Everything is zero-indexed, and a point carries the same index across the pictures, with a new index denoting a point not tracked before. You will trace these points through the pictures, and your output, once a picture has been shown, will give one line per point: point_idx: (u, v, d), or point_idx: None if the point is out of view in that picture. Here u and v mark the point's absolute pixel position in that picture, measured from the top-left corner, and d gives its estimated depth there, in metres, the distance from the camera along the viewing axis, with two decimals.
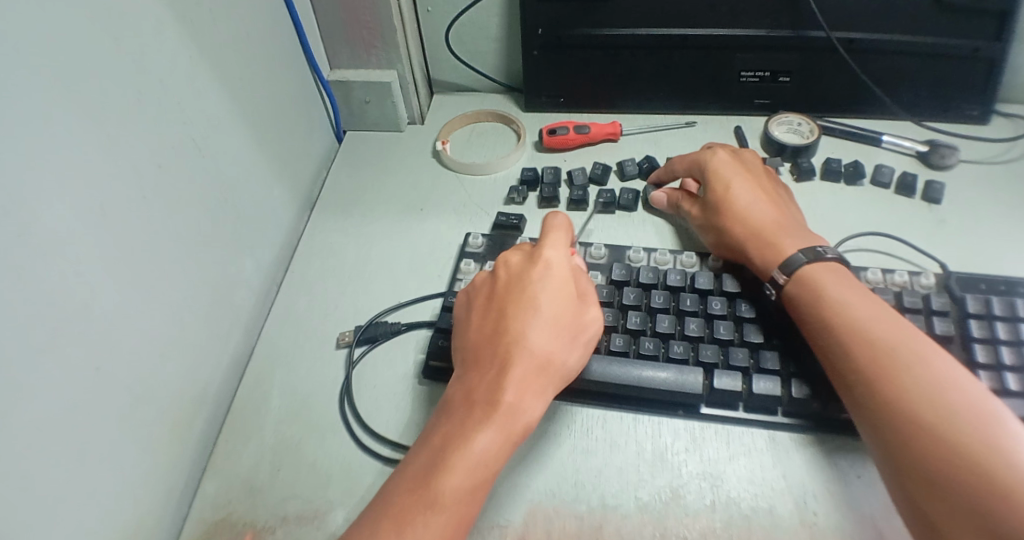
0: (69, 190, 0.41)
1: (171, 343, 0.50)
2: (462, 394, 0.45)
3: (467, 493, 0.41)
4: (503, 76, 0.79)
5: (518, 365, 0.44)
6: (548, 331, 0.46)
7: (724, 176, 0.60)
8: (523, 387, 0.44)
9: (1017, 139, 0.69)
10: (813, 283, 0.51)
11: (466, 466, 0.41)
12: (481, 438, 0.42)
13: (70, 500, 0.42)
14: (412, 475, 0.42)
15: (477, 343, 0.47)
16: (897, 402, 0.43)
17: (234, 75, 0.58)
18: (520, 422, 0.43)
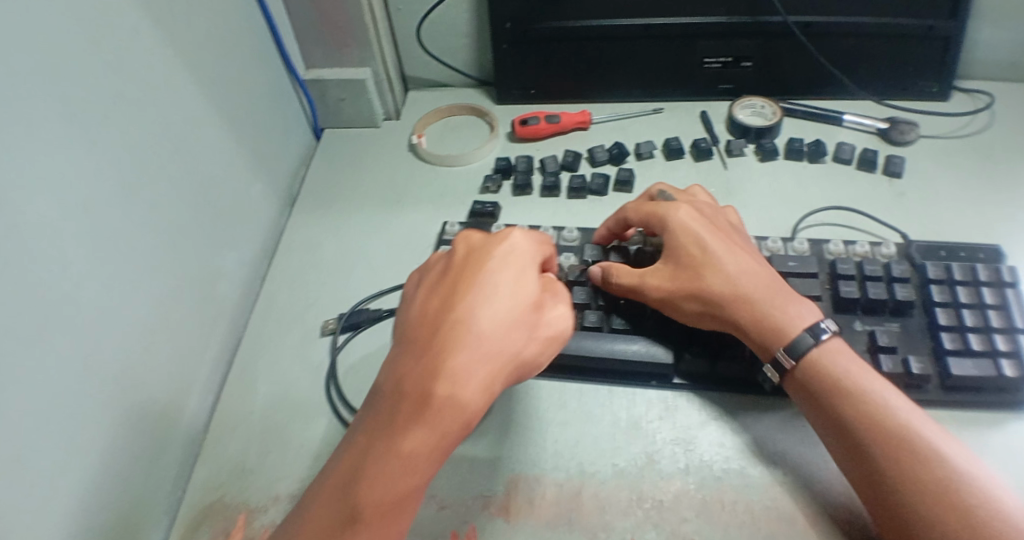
0: (55, 186, 0.43)
1: (159, 335, 0.52)
2: (394, 384, 0.40)
3: (397, 494, 0.40)
4: (475, 71, 0.81)
5: (458, 358, 0.39)
6: (496, 318, 0.41)
7: (697, 233, 0.53)
8: (459, 380, 0.39)
9: (975, 114, 0.71)
10: (814, 354, 0.48)
11: (393, 466, 0.39)
12: (411, 439, 0.39)
13: (65, 484, 0.43)
14: (344, 472, 0.41)
15: (419, 325, 0.41)
16: (864, 459, 0.45)
17: (212, 75, 0.60)
18: (453, 419, 0.39)
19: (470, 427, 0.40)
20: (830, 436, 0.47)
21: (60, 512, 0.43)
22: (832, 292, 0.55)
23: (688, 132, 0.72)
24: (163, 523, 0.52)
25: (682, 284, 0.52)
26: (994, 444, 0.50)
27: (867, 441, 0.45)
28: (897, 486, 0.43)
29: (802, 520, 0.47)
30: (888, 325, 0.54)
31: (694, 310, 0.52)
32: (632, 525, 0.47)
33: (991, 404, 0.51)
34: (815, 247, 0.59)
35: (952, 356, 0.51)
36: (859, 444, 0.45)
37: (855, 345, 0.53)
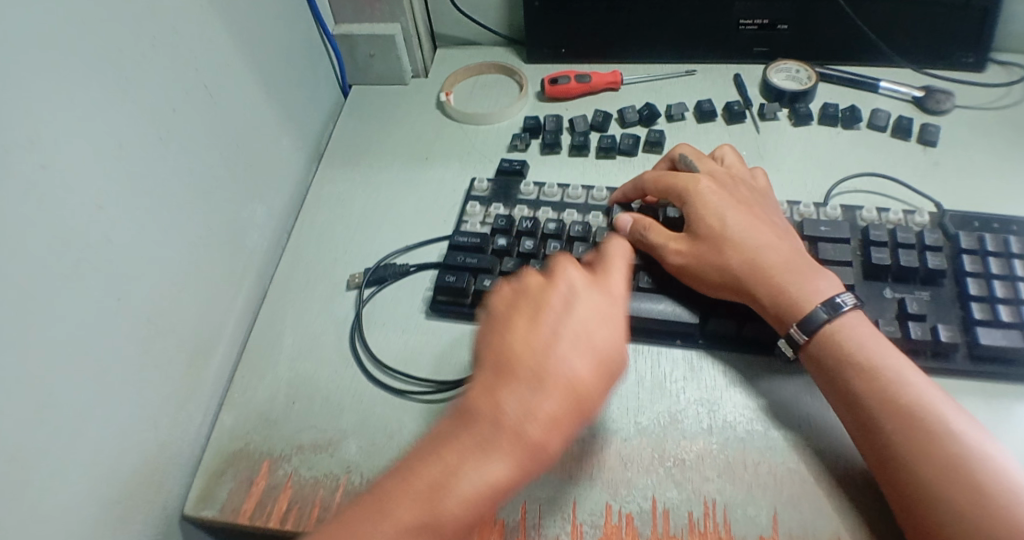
0: (90, 126, 0.43)
1: (188, 281, 0.53)
2: (487, 409, 0.42)
3: (475, 500, 0.40)
4: (505, 30, 0.80)
5: (550, 398, 0.42)
6: (585, 360, 0.44)
7: (717, 208, 0.53)
8: (549, 427, 0.42)
9: (1010, 86, 0.69)
10: (830, 328, 0.48)
11: (475, 453, 0.41)
12: (496, 465, 0.40)
13: (96, 421, 0.44)
14: (424, 471, 0.41)
15: (508, 350, 0.44)
16: (879, 437, 0.44)
17: (244, 25, 0.59)
18: (530, 426, 0.41)
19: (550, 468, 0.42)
20: (844, 412, 0.46)
21: (90, 448, 0.44)
22: (863, 258, 0.55)
23: (720, 96, 0.71)
24: (189, 467, 0.53)
25: (700, 256, 0.52)
26: (1020, 416, 0.49)
27: (883, 419, 0.44)
28: (912, 465, 0.42)
29: (825, 483, 0.47)
30: (919, 294, 0.53)
31: (709, 283, 0.52)
32: (654, 482, 0.47)
33: (1015, 378, 0.50)
34: (848, 214, 0.58)
35: (982, 326, 0.50)
36: (873, 422, 0.45)
37: (884, 312, 0.52)
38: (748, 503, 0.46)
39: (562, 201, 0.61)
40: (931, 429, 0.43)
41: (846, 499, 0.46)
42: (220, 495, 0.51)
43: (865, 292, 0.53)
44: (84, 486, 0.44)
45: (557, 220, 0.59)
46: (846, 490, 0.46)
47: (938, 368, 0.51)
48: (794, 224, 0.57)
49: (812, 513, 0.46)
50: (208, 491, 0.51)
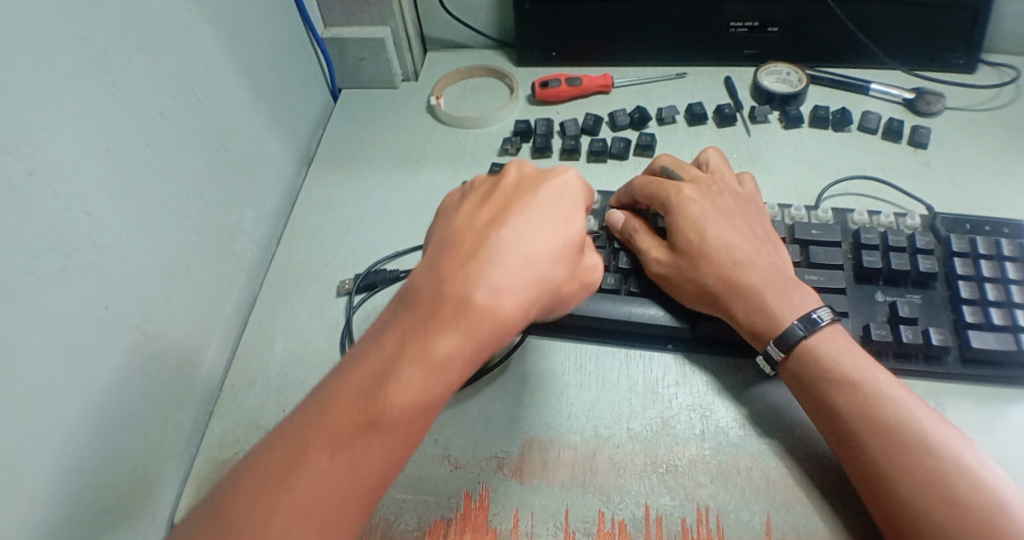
0: (78, 135, 0.43)
1: (177, 290, 0.52)
2: (430, 283, 0.40)
3: (416, 405, 0.38)
4: (495, 32, 0.79)
5: (502, 261, 0.41)
6: (537, 234, 0.42)
7: (697, 219, 0.52)
8: (501, 291, 0.40)
9: (1001, 87, 0.70)
10: (805, 345, 0.47)
11: (423, 366, 0.39)
12: (446, 340, 0.39)
13: (84, 433, 0.43)
14: (371, 362, 0.39)
15: (460, 231, 0.43)
16: (859, 448, 0.44)
17: (232, 29, 0.59)
18: (491, 327, 0.40)
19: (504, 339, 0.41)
20: (824, 426, 0.46)
21: (78, 458, 0.43)
22: (854, 261, 0.54)
23: (711, 98, 0.71)
24: (179, 476, 0.52)
25: (678, 269, 0.52)
26: (1012, 420, 0.49)
27: (862, 431, 0.44)
28: (892, 475, 0.42)
29: (818, 487, 0.47)
30: (910, 297, 0.53)
31: (687, 295, 0.52)
32: (647, 489, 0.47)
33: (1008, 380, 0.51)
34: (839, 217, 0.58)
35: (973, 330, 0.50)
36: (852, 434, 0.45)
37: (875, 316, 0.52)
38: (742, 509, 0.46)
39: None
40: (911, 439, 0.43)
41: (838, 504, 0.46)
42: None
43: (856, 296, 0.53)
44: (74, 496, 0.43)
45: None
46: (840, 494, 0.46)
47: (930, 371, 0.51)
48: (786, 227, 0.57)
49: (805, 518, 0.45)
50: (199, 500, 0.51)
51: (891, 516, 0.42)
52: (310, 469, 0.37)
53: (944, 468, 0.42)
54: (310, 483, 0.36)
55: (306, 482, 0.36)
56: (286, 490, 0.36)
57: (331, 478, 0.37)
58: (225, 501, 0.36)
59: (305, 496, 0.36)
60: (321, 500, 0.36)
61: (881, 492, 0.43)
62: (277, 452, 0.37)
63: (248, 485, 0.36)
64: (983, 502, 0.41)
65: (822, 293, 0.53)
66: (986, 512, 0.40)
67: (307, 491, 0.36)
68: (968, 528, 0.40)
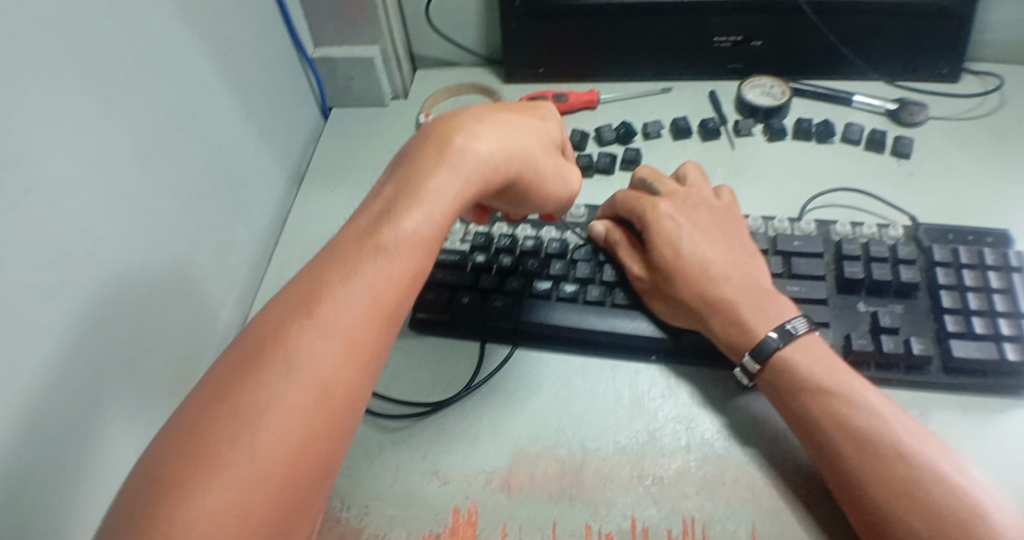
0: (73, 162, 0.44)
1: (171, 308, 0.53)
2: (418, 145, 0.46)
3: (424, 231, 0.42)
4: (484, 49, 0.81)
5: (490, 124, 0.47)
6: (515, 119, 0.49)
7: (671, 235, 0.53)
8: (483, 137, 0.46)
9: (984, 96, 0.71)
10: (780, 358, 0.48)
11: (421, 204, 0.42)
12: (437, 176, 0.43)
13: (81, 450, 0.44)
14: (367, 221, 0.43)
15: (443, 119, 0.49)
16: (838, 459, 0.45)
17: (223, 50, 0.60)
18: (477, 165, 0.45)
19: (490, 177, 0.45)
20: (803, 437, 0.47)
21: (74, 478, 0.44)
22: (836, 272, 0.55)
23: (697, 111, 0.72)
24: None
25: (658, 285, 0.53)
26: (995, 427, 0.50)
27: (840, 442, 0.45)
28: (871, 487, 0.43)
29: (803, 497, 0.47)
30: (892, 306, 0.54)
31: (669, 311, 0.53)
32: (633, 500, 0.48)
33: (993, 389, 0.51)
34: (822, 229, 0.58)
35: (955, 338, 0.51)
36: (831, 444, 0.45)
37: (857, 326, 0.53)
38: (728, 520, 0.47)
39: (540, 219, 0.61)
40: (887, 448, 0.44)
41: (821, 515, 0.46)
42: None
43: (838, 306, 0.54)
44: (67, 517, 0.43)
45: (535, 238, 0.59)
46: (824, 503, 0.47)
47: (912, 381, 0.51)
48: (768, 239, 0.58)
49: (790, 528, 0.46)
50: None
51: (871, 524, 0.43)
52: (334, 282, 0.39)
53: (922, 477, 0.42)
54: (308, 350, 0.37)
55: (299, 366, 0.36)
56: (283, 352, 0.36)
57: (323, 336, 0.37)
58: (210, 386, 0.36)
59: (295, 366, 0.36)
60: (309, 380, 0.36)
61: (861, 501, 0.43)
62: (274, 321, 0.38)
63: (241, 353, 0.37)
64: (963, 508, 0.41)
65: (803, 304, 0.54)
66: (965, 517, 0.41)
67: (293, 370, 0.36)
68: (949, 535, 0.40)
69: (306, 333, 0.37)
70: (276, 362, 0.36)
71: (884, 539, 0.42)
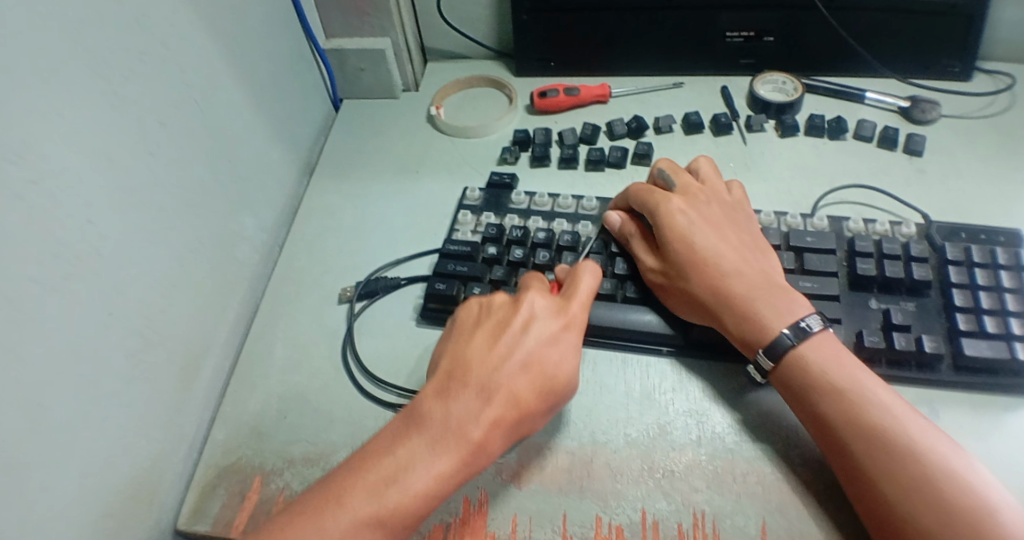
0: (82, 146, 0.44)
1: (179, 296, 0.53)
2: (438, 397, 0.45)
3: (426, 495, 0.42)
4: (494, 43, 0.81)
5: (497, 405, 0.44)
6: (527, 379, 0.46)
7: (684, 230, 0.53)
8: (485, 428, 0.44)
9: (996, 94, 0.70)
10: (794, 354, 0.48)
11: (426, 477, 0.42)
12: (439, 466, 0.42)
13: (89, 436, 0.44)
14: (380, 468, 0.42)
15: (463, 359, 0.47)
16: (850, 455, 0.45)
17: (232, 38, 0.60)
18: (476, 456, 0.43)
19: (486, 460, 0.44)
20: (815, 433, 0.47)
21: (83, 464, 0.44)
22: (848, 269, 0.55)
23: (707, 107, 0.72)
24: (180, 482, 0.53)
25: (671, 280, 0.53)
26: (1006, 425, 0.50)
27: (852, 437, 0.45)
28: (881, 482, 0.43)
29: (813, 492, 0.47)
30: (904, 304, 0.53)
31: (681, 306, 0.53)
32: (643, 494, 0.48)
33: (1003, 388, 0.51)
34: (834, 225, 0.58)
35: (966, 337, 0.51)
36: (843, 440, 0.45)
37: (868, 323, 0.53)
38: (737, 513, 0.46)
39: (552, 211, 0.62)
40: (900, 445, 0.43)
41: (830, 510, 0.46)
42: (211, 511, 0.50)
43: (850, 303, 0.54)
44: (76, 501, 0.44)
45: (546, 230, 0.59)
46: (835, 498, 0.47)
47: (923, 378, 0.51)
48: (780, 235, 0.57)
49: (799, 522, 0.46)
50: (200, 506, 0.51)
51: (882, 521, 0.43)
52: (331, 525, 0.40)
53: (934, 475, 0.42)
54: (342, 524, 0.40)
55: (332, 530, 0.40)
56: None
57: None
58: None
59: None
60: None
61: (872, 498, 0.43)
62: (287, 534, 0.40)
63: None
64: (975, 506, 0.41)
65: (815, 300, 0.54)
66: (977, 516, 0.41)
67: (328, 537, 0.40)
68: (959, 532, 0.40)
69: None
70: None
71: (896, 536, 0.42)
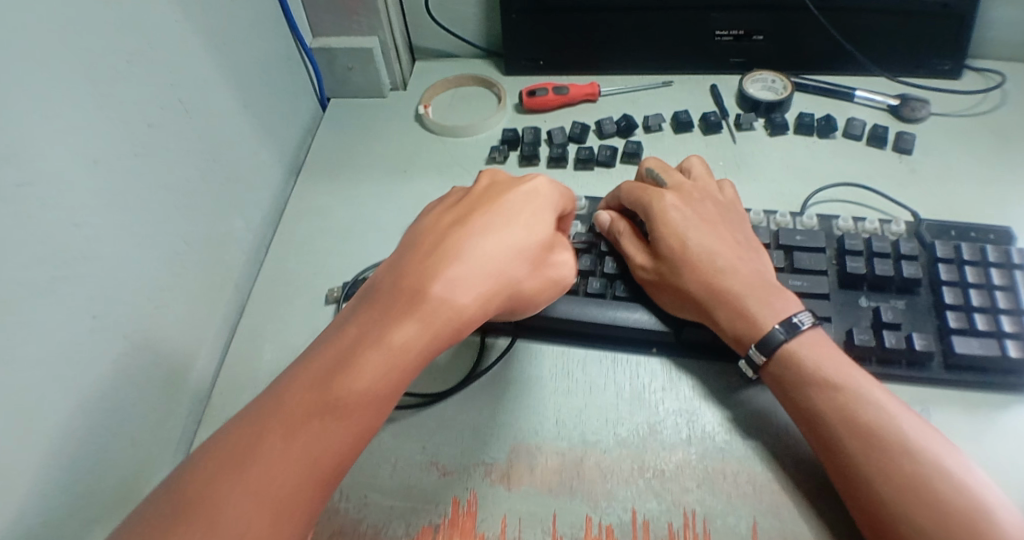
0: (67, 147, 0.43)
1: (166, 298, 0.52)
2: (392, 279, 0.44)
3: (380, 387, 0.41)
4: (484, 42, 0.80)
5: (465, 263, 0.44)
6: (498, 244, 0.46)
7: (678, 227, 0.53)
8: (459, 281, 0.44)
9: (986, 93, 0.70)
10: (787, 350, 0.48)
11: (380, 362, 0.41)
12: (401, 331, 0.42)
13: (74, 440, 0.43)
14: (327, 358, 0.41)
15: (424, 239, 0.47)
16: (842, 452, 0.44)
17: (220, 37, 0.59)
18: (448, 320, 0.43)
19: (456, 331, 0.43)
20: (807, 430, 0.47)
21: (67, 469, 0.43)
22: (839, 267, 0.55)
23: (698, 106, 0.72)
24: None
25: (663, 276, 0.52)
26: (997, 422, 0.50)
27: (844, 434, 0.44)
28: (872, 478, 0.43)
29: (805, 491, 0.47)
30: (895, 302, 0.53)
31: (672, 302, 0.52)
32: (634, 494, 0.47)
33: (994, 386, 0.51)
34: (824, 223, 0.58)
35: (957, 335, 0.51)
36: (835, 438, 0.45)
37: (859, 321, 0.53)
38: (729, 514, 0.46)
39: None
40: (891, 442, 0.43)
41: (821, 509, 0.46)
42: None
43: (841, 301, 0.54)
44: (61, 508, 0.43)
45: None
46: (826, 497, 0.46)
47: (914, 377, 0.51)
48: (771, 233, 0.57)
49: (791, 521, 0.46)
50: None
51: (873, 518, 0.42)
52: (282, 432, 0.38)
53: (925, 472, 0.42)
54: (285, 431, 0.38)
55: (284, 437, 0.38)
56: (242, 464, 0.37)
57: (280, 463, 0.38)
58: (176, 490, 0.37)
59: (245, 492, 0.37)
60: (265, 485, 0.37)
61: (864, 495, 0.43)
62: (234, 442, 0.38)
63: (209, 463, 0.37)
64: (965, 503, 0.41)
65: (806, 299, 0.54)
66: (968, 512, 0.41)
67: (271, 442, 0.38)
68: (951, 529, 0.40)
69: (264, 453, 0.38)
70: (238, 475, 0.37)
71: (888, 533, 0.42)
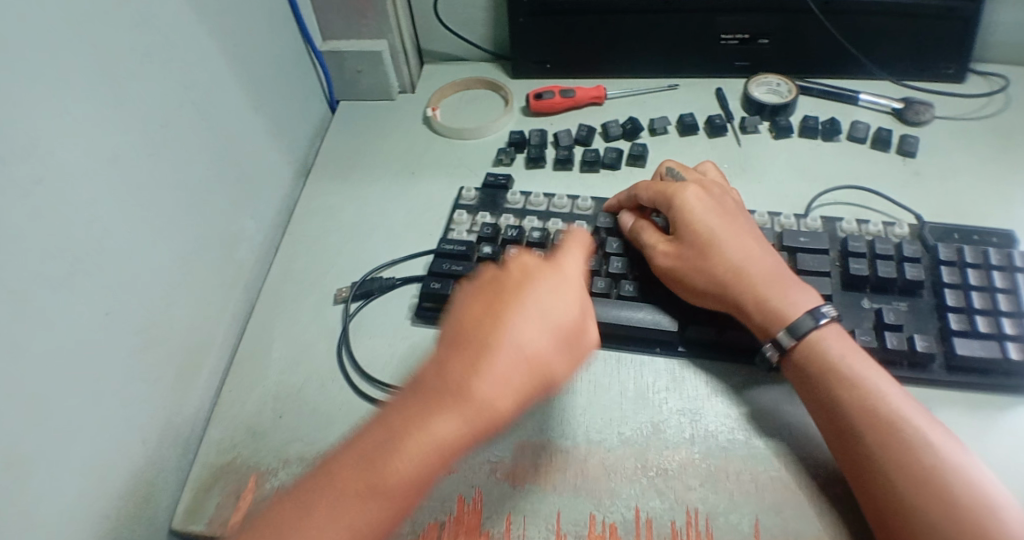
0: (82, 146, 0.44)
1: (177, 296, 0.53)
2: (435, 370, 0.46)
3: (415, 473, 0.43)
4: (491, 45, 0.81)
5: (498, 361, 0.45)
6: (539, 336, 0.47)
7: (702, 216, 0.54)
8: (499, 383, 0.45)
9: (991, 96, 0.71)
10: (814, 338, 0.48)
11: (418, 457, 0.43)
12: (438, 426, 0.44)
13: (88, 435, 0.45)
14: (368, 445, 0.44)
15: (461, 329, 0.47)
16: (858, 445, 0.45)
17: (232, 41, 0.60)
18: (484, 418, 0.45)
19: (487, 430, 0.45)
20: (825, 422, 0.47)
21: (80, 463, 0.44)
22: (842, 269, 0.55)
23: (703, 109, 0.72)
24: (177, 482, 0.53)
25: (687, 262, 0.53)
26: (999, 423, 0.50)
27: (862, 427, 0.45)
28: (887, 477, 0.43)
29: (807, 492, 0.47)
30: (897, 304, 0.54)
31: (695, 290, 0.52)
32: (637, 492, 0.48)
33: (995, 388, 0.51)
34: (828, 225, 0.59)
35: (959, 337, 0.51)
36: (853, 431, 0.45)
37: (861, 322, 0.53)
38: (731, 511, 0.47)
39: (547, 210, 0.62)
40: (907, 437, 0.44)
41: (821, 510, 0.46)
42: (208, 510, 0.51)
43: (843, 303, 0.54)
44: (74, 500, 0.44)
45: (541, 229, 0.60)
46: (828, 497, 0.47)
47: (915, 378, 0.51)
48: (774, 235, 0.58)
49: (793, 520, 0.46)
50: (196, 505, 0.51)
51: (886, 515, 0.43)
52: (320, 511, 0.42)
53: (940, 469, 0.42)
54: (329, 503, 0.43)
55: (326, 497, 0.43)
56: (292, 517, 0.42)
57: (324, 521, 0.42)
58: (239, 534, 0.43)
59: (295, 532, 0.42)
60: None
61: (877, 490, 0.43)
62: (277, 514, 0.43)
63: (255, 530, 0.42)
64: (980, 504, 0.41)
65: None
66: (981, 513, 0.41)
67: (341, 503, 0.43)
68: (964, 529, 0.40)
69: (315, 513, 0.42)
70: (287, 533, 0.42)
71: (900, 531, 0.42)
